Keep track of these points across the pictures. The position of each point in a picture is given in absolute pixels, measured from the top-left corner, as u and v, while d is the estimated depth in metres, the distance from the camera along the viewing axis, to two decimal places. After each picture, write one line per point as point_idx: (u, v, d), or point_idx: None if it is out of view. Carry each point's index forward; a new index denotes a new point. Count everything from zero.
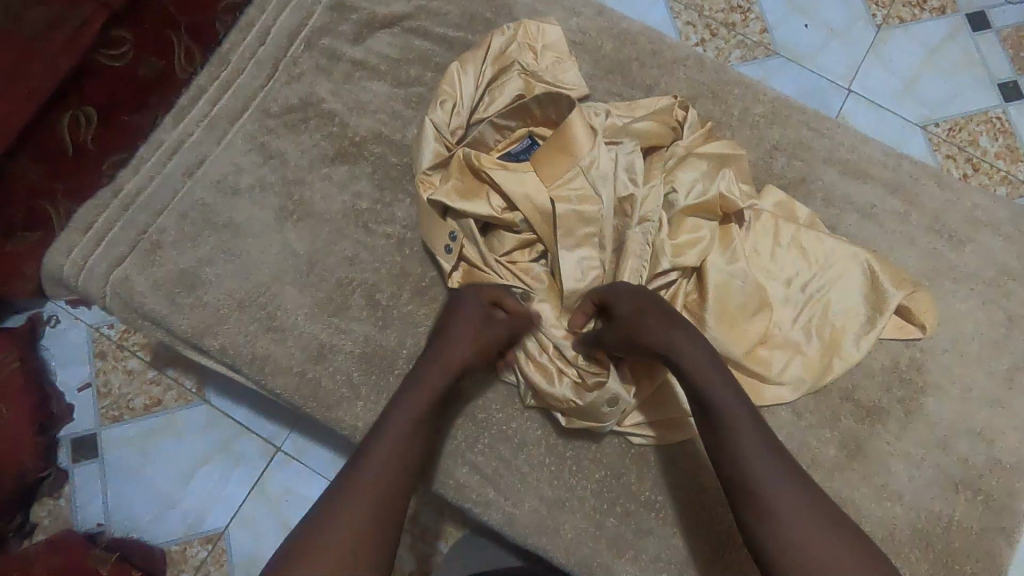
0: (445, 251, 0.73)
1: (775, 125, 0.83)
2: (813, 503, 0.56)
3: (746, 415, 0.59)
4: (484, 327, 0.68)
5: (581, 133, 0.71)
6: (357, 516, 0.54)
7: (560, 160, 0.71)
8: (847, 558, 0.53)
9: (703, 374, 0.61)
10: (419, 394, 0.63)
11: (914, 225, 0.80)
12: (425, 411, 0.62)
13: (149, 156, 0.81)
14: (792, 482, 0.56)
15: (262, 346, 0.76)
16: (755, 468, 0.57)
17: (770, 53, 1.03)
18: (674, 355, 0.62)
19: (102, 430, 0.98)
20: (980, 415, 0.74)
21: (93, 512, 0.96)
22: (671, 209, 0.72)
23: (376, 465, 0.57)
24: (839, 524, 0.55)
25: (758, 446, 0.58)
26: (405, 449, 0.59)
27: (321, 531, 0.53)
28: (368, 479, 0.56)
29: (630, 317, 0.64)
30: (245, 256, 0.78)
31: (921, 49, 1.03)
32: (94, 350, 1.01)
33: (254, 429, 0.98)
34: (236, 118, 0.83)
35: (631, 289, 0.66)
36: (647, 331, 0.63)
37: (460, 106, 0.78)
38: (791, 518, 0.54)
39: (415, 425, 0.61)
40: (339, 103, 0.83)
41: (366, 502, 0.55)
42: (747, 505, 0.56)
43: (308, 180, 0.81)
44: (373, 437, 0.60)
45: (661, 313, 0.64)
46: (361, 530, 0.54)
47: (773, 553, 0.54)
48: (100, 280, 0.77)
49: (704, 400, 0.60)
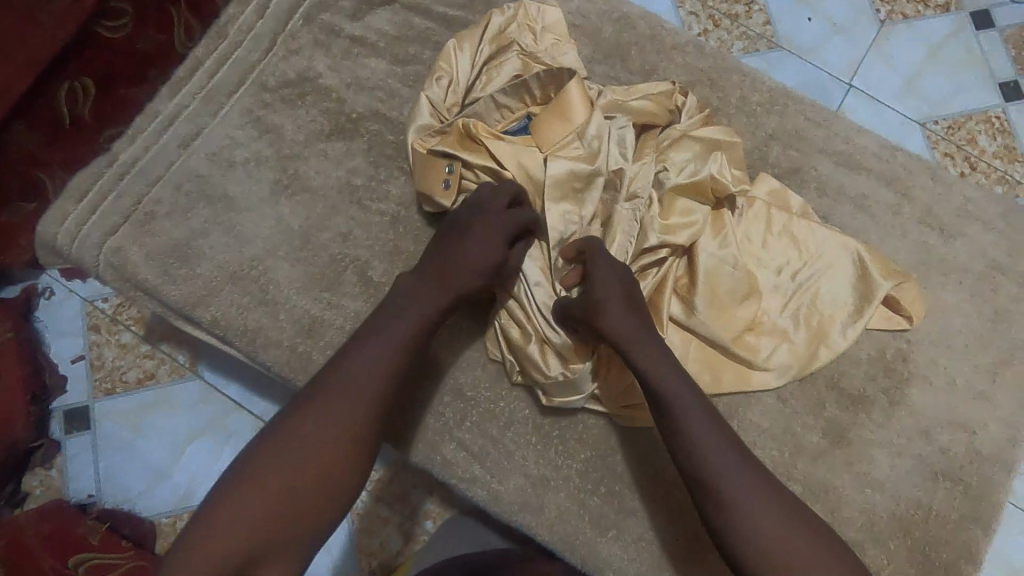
0: (442, 190, 0.73)
1: (772, 114, 0.83)
2: (770, 493, 0.59)
3: (702, 412, 0.62)
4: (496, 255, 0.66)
5: (580, 100, 0.73)
6: (315, 438, 0.57)
7: (557, 125, 0.73)
8: (802, 541, 0.57)
9: (660, 374, 0.63)
10: (399, 325, 0.62)
11: (906, 218, 0.80)
12: (398, 347, 0.61)
13: (145, 127, 0.81)
14: (751, 477, 0.59)
15: (253, 319, 0.76)
16: (714, 465, 0.59)
17: (772, 45, 1.02)
18: (631, 351, 0.63)
19: (95, 403, 0.99)
20: (963, 407, 0.74)
21: (85, 482, 0.97)
22: (662, 187, 0.72)
23: (338, 393, 0.59)
24: (793, 509, 0.59)
25: (715, 442, 0.60)
26: (372, 380, 0.59)
27: (276, 446, 0.56)
28: (330, 404, 0.58)
29: (590, 306, 0.64)
30: (239, 230, 0.79)
31: (923, 46, 1.02)
32: (87, 322, 1.01)
33: (246, 406, 0.98)
34: (232, 91, 0.83)
35: (602, 261, 0.66)
36: (606, 325, 0.64)
37: (456, 83, 0.78)
38: (752, 512, 0.58)
39: (387, 359, 0.61)
40: (337, 79, 0.83)
41: (324, 426, 0.57)
42: (709, 501, 0.59)
43: (303, 156, 0.81)
44: (338, 363, 0.60)
45: (621, 305, 0.64)
46: (317, 453, 0.56)
47: (738, 545, 0.57)
48: (92, 248, 0.78)
49: (659, 400, 0.62)
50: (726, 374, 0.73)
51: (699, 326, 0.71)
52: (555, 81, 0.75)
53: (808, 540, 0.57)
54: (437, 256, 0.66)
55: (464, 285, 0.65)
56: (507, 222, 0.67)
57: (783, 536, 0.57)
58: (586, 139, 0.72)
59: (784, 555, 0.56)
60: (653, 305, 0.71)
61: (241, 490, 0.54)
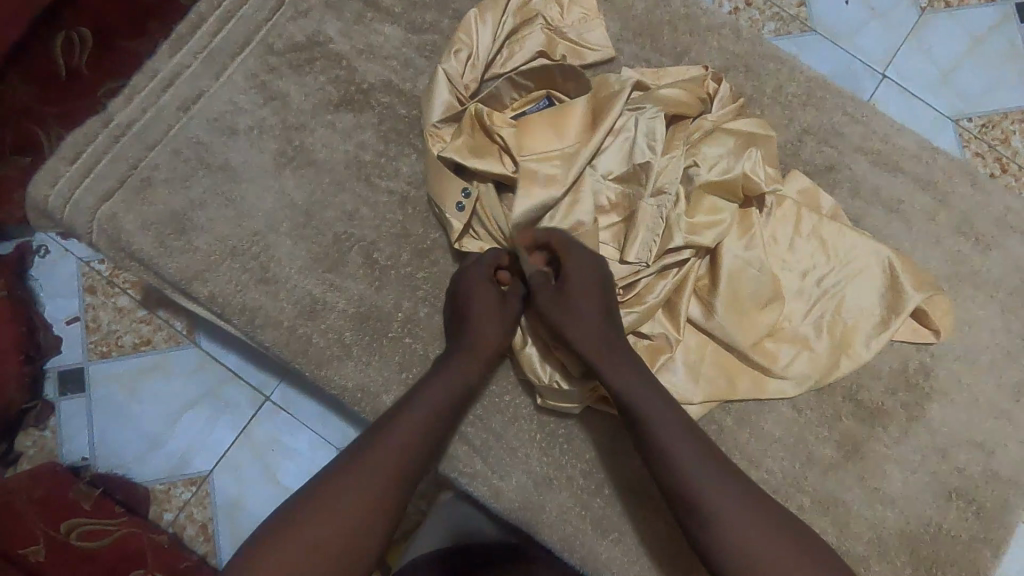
0: (455, 210, 0.70)
1: (808, 107, 0.78)
2: (748, 496, 0.56)
3: (673, 417, 0.60)
4: (500, 308, 0.66)
5: (580, 116, 0.69)
6: (364, 491, 0.56)
7: (547, 135, 0.68)
8: (786, 549, 0.54)
9: (623, 378, 0.61)
10: (440, 386, 0.62)
11: (940, 224, 0.76)
12: (444, 403, 0.62)
13: (143, 86, 0.77)
14: (726, 480, 0.56)
15: (252, 296, 0.73)
16: (687, 470, 0.57)
17: (806, 28, 0.96)
18: (596, 358, 0.62)
19: (90, 365, 0.96)
20: (982, 425, 0.72)
21: (79, 445, 0.94)
22: (691, 183, 0.68)
23: (390, 446, 0.58)
24: (777, 517, 0.55)
25: (689, 447, 0.58)
26: (422, 434, 0.60)
27: (324, 497, 0.55)
28: (380, 453, 0.57)
29: (556, 303, 0.64)
30: (241, 202, 0.75)
31: (964, 37, 0.96)
32: (82, 285, 0.98)
33: (244, 376, 0.95)
34: (237, 52, 0.77)
35: (577, 267, 0.64)
36: (568, 327, 0.63)
37: (476, 57, 0.73)
38: (730, 517, 0.54)
39: (438, 414, 0.61)
40: (348, 45, 0.78)
41: (377, 478, 0.56)
42: (686, 509, 0.56)
43: (309, 126, 0.76)
44: (389, 418, 0.60)
45: (587, 308, 0.63)
46: (365, 503, 0.55)
47: (719, 555, 0.54)
48: (86, 214, 0.74)
49: (629, 407, 0.60)
50: (741, 379, 0.70)
51: (717, 331, 0.68)
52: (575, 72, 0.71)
53: (794, 548, 0.54)
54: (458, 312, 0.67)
55: (483, 339, 0.65)
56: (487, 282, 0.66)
57: (764, 541, 0.54)
58: (574, 155, 0.67)
59: (769, 559, 0.53)
60: (672, 306, 0.68)
61: (287, 544, 0.52)
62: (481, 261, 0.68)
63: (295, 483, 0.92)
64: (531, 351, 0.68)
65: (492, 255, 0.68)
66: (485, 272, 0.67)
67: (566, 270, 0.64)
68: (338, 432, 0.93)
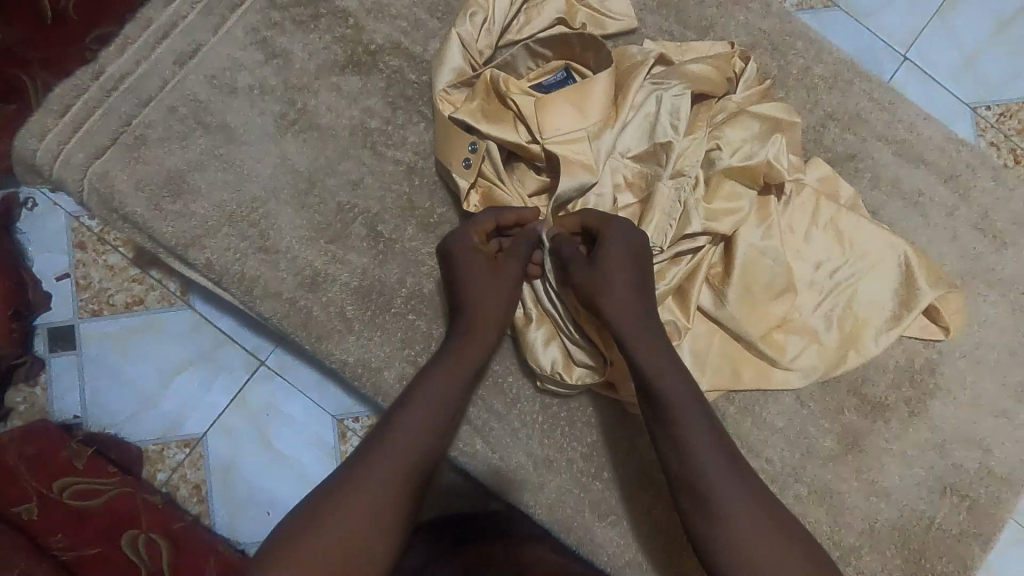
0: (461, 167, 0.67)
1: (834, 91, 0.75)
2: (763, 505, 0.53)
3: (701, 417, 0.56)
4: (495, 282, 0.63)
5: (600, 96, 0.65)
6: (383, 483, 0.53)
7: (564, 115, 0.64)
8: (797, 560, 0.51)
9: (659, 366, 0.57)
10: (451, 372, 0.60)
11: (958, 219, 0.75)
12: (457, 386, 0.59)
13: (136, 36, 0.72)
14: (742, 487, 0.54)
15: (251, 265, 0.71)
16: (709, 472, 0.54)
17: (830, 4, 0.92)
18: (638, 337, 0.58)
19: (80, 323, 0.94)
20: (983, 423, 0.72)
21: (71, 403, 0.93)
22: (710, 167, 0.66)
23: (402, 432, 0.56)
24: (793, 529, 0.53)
25: (715, 450, 0.55)
26: (435, 419, 0.57)
27: (343, 490, 0.53)
28: (395, 441, 0.55)
29: (596, 276, 0.60)
30: (240, 166, 0.72)
31: (990, 20, 0.92)
32: (72, 240, 0.94)
33: (239, 340, 0.93)
34: (236, 4, 0.73)
35: (613, 236, 0.60)
36: (610, 307, 0.59)
37: (492, 22, 0.70)
38: (740, 523, 0.52)
39: (451, 394, 0.59)
40: (355, 1, 0.74)
41: (393, 467, 0.54)
42: (698, 512, 0.53)
43: (313, 88, 0.73)
44: (398, 405, 0.58)
45: (628, 281, 0.59)
46: (385, 493, 0.53)
47: (722, 558, 0.52)
48: (76, 172, 0.71)
49: (659, 399, 0.57)
50: (747, 370, 0.69)
51: (728, 320, 0.66)
52: (590, 49, 0.68)
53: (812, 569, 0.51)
54: (455, 307, 0.64)
55: (482, 333, 0.62)
56: (471, 255, 0.63)
57: (773, 552, 0.51)
58: (596, 140, 0.64)
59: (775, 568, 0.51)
60: (682, 293, 0.66)
61: (309, 540, 0.50)
62: (472, 223, 0.64)
63: (291, 449, 0.91)
64: (535, 333, 0.67)
65: (487, 216, 0.64)
66: (473, 246, 0.63)
67: (603, 240, 0.60)
68: (332, 400, 0.92)
